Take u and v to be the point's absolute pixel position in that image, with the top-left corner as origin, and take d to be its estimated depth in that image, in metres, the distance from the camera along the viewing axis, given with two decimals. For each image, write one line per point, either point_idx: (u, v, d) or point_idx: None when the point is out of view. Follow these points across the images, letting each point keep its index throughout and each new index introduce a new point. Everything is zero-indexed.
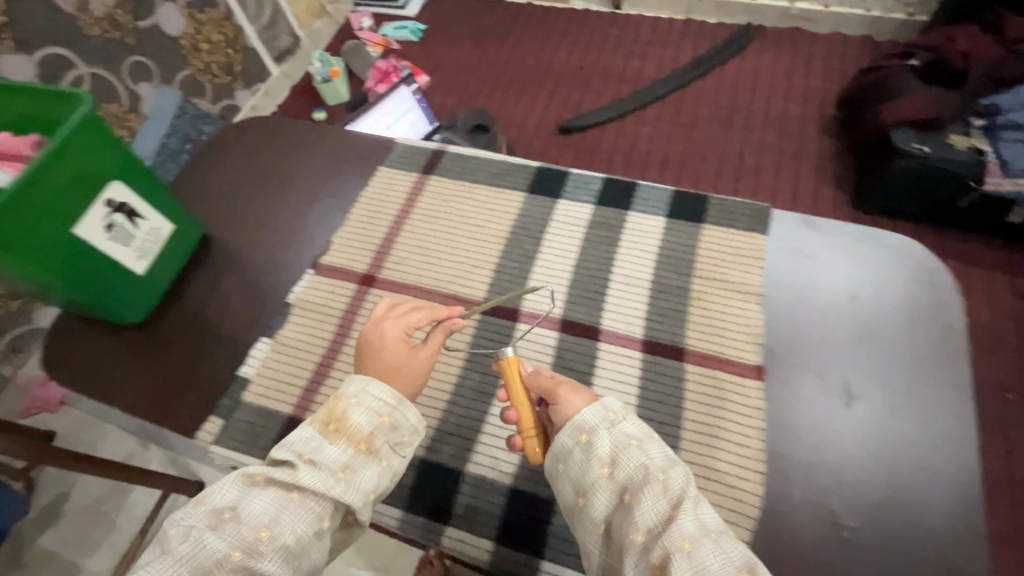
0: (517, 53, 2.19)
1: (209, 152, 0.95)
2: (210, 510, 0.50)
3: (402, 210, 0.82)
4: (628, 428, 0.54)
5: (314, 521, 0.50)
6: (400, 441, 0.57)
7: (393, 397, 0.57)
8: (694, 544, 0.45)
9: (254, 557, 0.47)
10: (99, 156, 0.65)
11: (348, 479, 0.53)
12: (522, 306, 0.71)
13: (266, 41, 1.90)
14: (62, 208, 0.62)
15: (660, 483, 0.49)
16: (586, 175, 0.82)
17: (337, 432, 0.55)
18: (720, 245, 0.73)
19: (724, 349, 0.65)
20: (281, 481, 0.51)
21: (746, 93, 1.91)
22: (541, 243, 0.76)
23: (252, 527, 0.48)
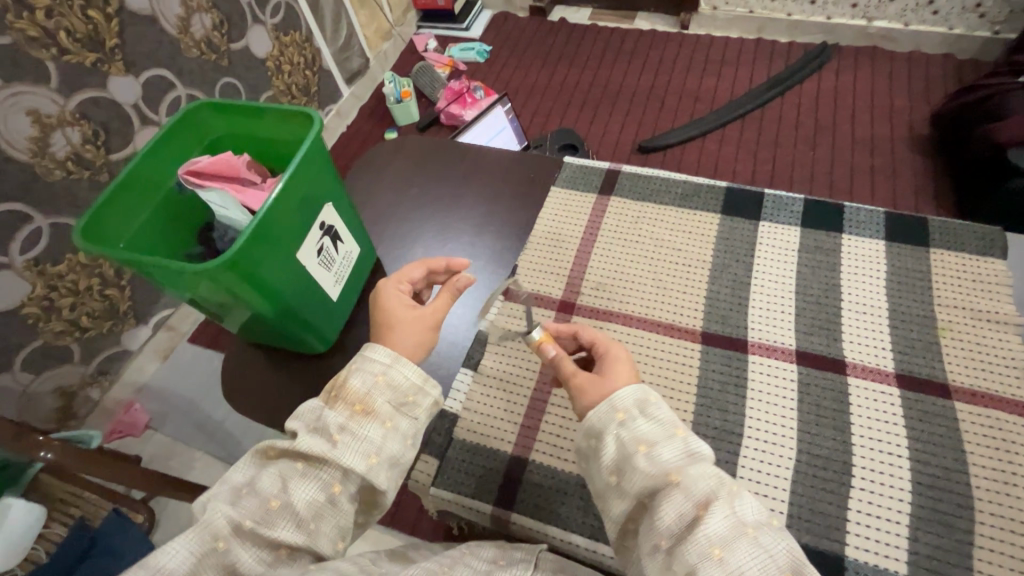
0: (587, 73, 1.96)
1: (365, 174, 0.92)
2: (229, 485, 0.50)
3: (589, 233, 0.78)
4: (640, 431, 0.49)
5: (322, 489, 0.50)
6: (406, 402, 0.54)
7: (390, 356, 0.55)
8: (725, 552, 0.43)
9: (268, 526, 0.48)
10: (319, 180, 0.63)
11: (345, 442, 0.50)
12: (750, 337, 0.66)
13: (340, 62, 1.86)
14: (290, 232, 0.60)
15: (681, 492, 0.46)
16: (785, 197, 0.78)
17: (338, 398, 0.52)
18: (954, 271, 0.68)
19: (994, 386, 0.60)
20: (287, 452, 0.51)
21: (847, 106, 1.66)
22: (752, 268, 0.72)
23: (262, 498, 0.48)
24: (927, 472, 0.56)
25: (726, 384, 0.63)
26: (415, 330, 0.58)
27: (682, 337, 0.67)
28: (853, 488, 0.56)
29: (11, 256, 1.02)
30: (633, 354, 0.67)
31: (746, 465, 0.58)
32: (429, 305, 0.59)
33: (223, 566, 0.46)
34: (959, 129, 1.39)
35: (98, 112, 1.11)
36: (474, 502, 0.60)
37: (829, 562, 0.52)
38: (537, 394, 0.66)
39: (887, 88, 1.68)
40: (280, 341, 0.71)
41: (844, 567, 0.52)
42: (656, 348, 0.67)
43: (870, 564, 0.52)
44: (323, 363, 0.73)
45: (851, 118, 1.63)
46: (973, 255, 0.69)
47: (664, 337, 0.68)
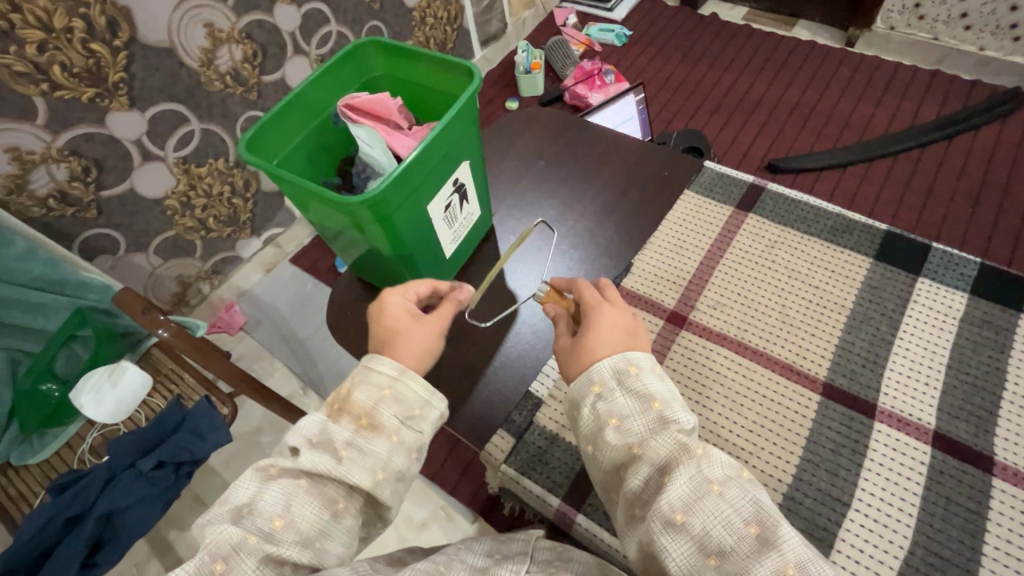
0: (728, 75, 1.83)
1: (493, 140, 0.92)
2: (227, 505, 0.44)
3: (716, 246, 0.73)
4: (614, 403, 0.49)
5: (328, 504, 0.45)
6: (411, 414, 0.51)
7: (396, 368, 0.52)
8: (687, 515, 0.42)
9: (272, 544, 0.42)
10: (465, 137, 0.63)
11: (352, 458, 0.46)
12: (880, 403, 0.59)
13: (480, 23, 1.86)
14: (428, 182, 0.60)
15: (642, 464, 0.46)
16: (955, 255, 0.68)
17: (342, 412, 0.49)
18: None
19: None
20: (287, 469, 0.46)
21: None
22: (899, 327, 0.63)
23: (265, 516, 0.43)
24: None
25: (841, 446, 0.57)
26: (418, 337, 0.55)
27: (800, 383, 0.61)
28: None
29: (166, 152, 1.13)
30: (740, 384, 0.62)
31: (847, 541, 0.52)
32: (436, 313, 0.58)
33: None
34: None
35: (261, 34, 1.18)
36: (544, 493, 0.60)
37: None
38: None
39: None
40: (387, 284, 0.74)
41: None
42: (768, 387, 0.61)
43: None
44: None
45: None
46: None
47: (779, 377, 0.62)
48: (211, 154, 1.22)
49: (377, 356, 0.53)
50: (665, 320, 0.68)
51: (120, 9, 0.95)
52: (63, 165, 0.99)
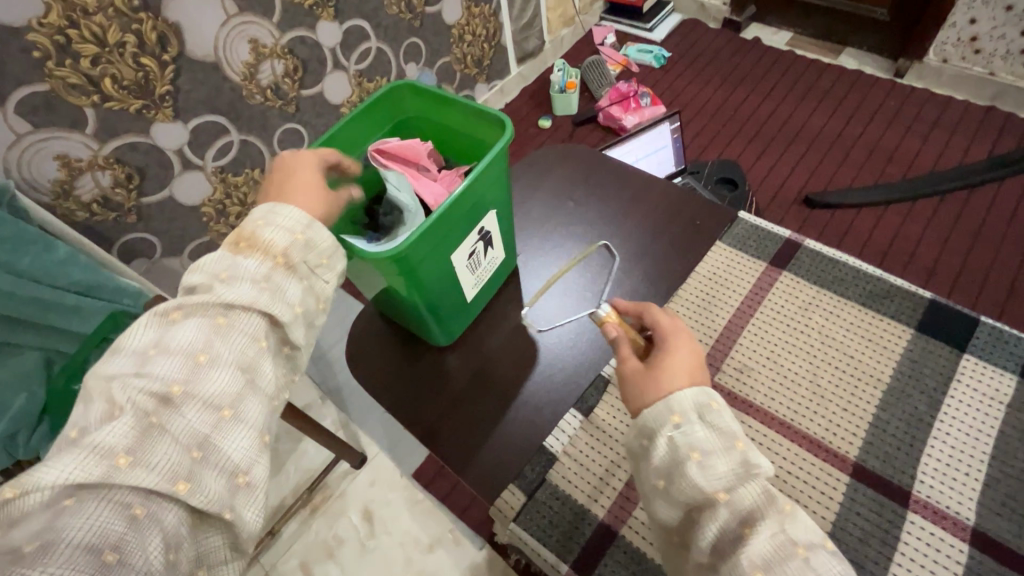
0: (768, 103, 1.79)
1: (524, 174, 0.91)
2: (124, 351, 0.43)
3: (746, 305, 0.70)
4: (695, 436, 0.47)
5: (251, 340, 0.46)
6: (318, 263, 0.52)
7: (302, 216, 0.51)
8: (768, 574, 0.41)
9: (199, 382, 0.43)
10: (495, 187, 0.62)
11: (270, 291, 0.48)
12: (916, 491, 0.56)
13: (518, 40, 1.86)
14: (454, 232, 0.60)
15: (725, 509, 0.44)
16: (1005, 331, 0.64)
17: (249, 248, 0.49)
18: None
19: None
20: (203, 309, 0.46)
21: None
22: (940, 408, 0.60)
23: (189, 351, 0.43)
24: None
25: (871, 537, 0.54)
26: (323, 189, 0.54)
27: (829, 461, 0.58)
28: None
29: (204, 161, 1.16)
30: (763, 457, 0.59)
31: None
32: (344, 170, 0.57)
33: (163, 444, 0.40)
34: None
35: (302, 50, 1.21)
36: (552, 557, 0.58)
37: None
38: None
39: None
40: (406, 323, 0.73)
41: None
42: (795, 463, 0.58)
43: None
44: (433, 353, 0.73)
45: None
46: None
47: (805, 453, 0.59)
48: (248, 165, 1.24)
49: (281, 204, 0.52)
50: None
51: (170, 24, 0.98)
52: (108, 172, 1.01)
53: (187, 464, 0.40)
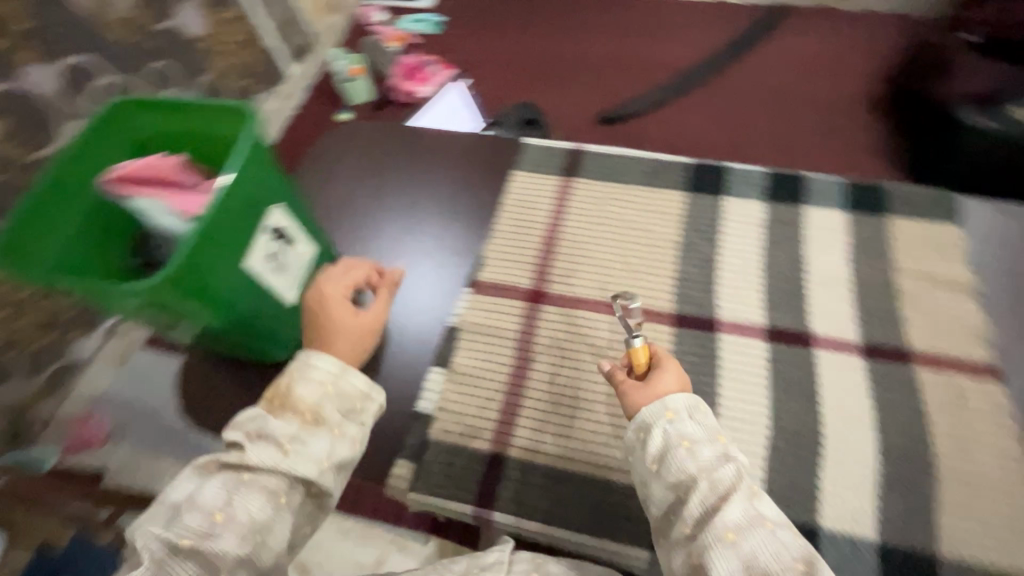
0: (541, 40, 1.89)
1: (317, 166, 0.88)
2: (166, 504, 0.48)
3: (554, 219, 0.76)
4: (685, 427, 0.50)
5: (269, 500, 0.48)
6: (352, 410, 0.55)
7: (336, 364, 0.55)
8: (739, 536, 0.44)
9: (208, 540, 0.45)
10: (265, 179, 0.58)
11: (297, 452, 0.50)
12: (720, 316, 0.67)
13: (283, 38, 1.75)
14: (235, 236, 0.55)
15: (704, 484, 0.47)
16: (748, 170, 0.77)
17: (282, 406, 0.52)
18: (916, 247, 0.69)
19: (946, 346, 0.62)
20: (230, 464, 0.48)
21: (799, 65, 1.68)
22: (719, 246, 0.71)
23: (208, 511, 0.46)
24: (894, 444, 0.57)
25: (699, 365, 0.63)
26: (355, 340, 0.58)
27: (653, 321, 0.67)
28: (824, 457, 0.58)
29: None
30: (604, 339, 0.66)
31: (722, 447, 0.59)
32: (373, 314, 0.60)
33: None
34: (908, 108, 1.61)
35: None
36: (457, 504, 0.60)
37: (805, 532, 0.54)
38: (515, 373, 0.66)
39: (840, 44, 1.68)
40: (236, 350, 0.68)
41: (818, 533, 0.54)
42: (628, 333, 0.66)
43: (844, 529, 0.54)
44: None
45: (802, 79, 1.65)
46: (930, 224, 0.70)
47: (633, 322, 0.67)
48: None
49: (316, 353, 0.56)
50: (525, 301, 0.70)
51: None
52: None
53: None
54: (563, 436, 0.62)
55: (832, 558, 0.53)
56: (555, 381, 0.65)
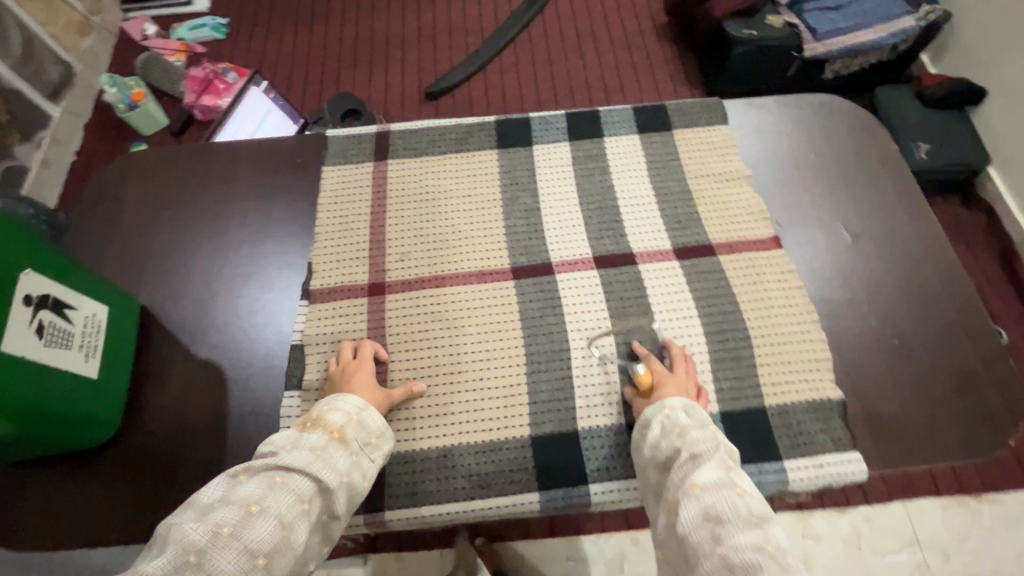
0: (348, 28, 1.85)
1: (93, 214, 0.76)
2: (194, 505, 0.45)
3: (375, 208, 0.74)
4: (680, 418, 0.55)
5: (296, 501, 0.47)
6: (369, 444, 0.55)
7: (359, 402, 0.57)
8: (701, 491, 0.48)
9: (243, 534, 0.44)
10: (0, 249, 0.49)
11: (324, 461, 0.51)
12: (554, 258, 0.70)
13: (30, 76, 1.47)
14: None
15: (683, 452, 0.52)
16: (548, 115, 0.80)
17: (313, 425, 0.54)
18: (700, 150, 0.77)
19: (739, 231, 0.71)
20: (265, 468, 0.49)
21: (585, 19, 1.91)
22: (538, 193, 0.74)
23: (241, 505, 0.45)
24: (715, 327, 0.65)
25: (545, 308, 0.67)
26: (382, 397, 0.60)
27: (494, 280, 0.69)
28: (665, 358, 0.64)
29: None
30: (452, 311, 0.67)
31: (579, 376, 0.63)
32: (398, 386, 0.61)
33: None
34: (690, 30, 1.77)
35: None
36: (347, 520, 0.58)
37: None
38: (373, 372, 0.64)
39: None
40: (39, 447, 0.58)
41: None
42: (475, 298, 0.68)
43: None
44: (109, 452, 0.61)
45: (590, 29, 1.89)
46: (706, 127, 0.78)
47: (476, 286, 0.68)
48: None
49: (342, 394, 0.58)
50: (368, 297, 0.68)
51: None
52: None
53: None
54: (434, 416, 0.62)
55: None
56: (415, 366, 0.64)
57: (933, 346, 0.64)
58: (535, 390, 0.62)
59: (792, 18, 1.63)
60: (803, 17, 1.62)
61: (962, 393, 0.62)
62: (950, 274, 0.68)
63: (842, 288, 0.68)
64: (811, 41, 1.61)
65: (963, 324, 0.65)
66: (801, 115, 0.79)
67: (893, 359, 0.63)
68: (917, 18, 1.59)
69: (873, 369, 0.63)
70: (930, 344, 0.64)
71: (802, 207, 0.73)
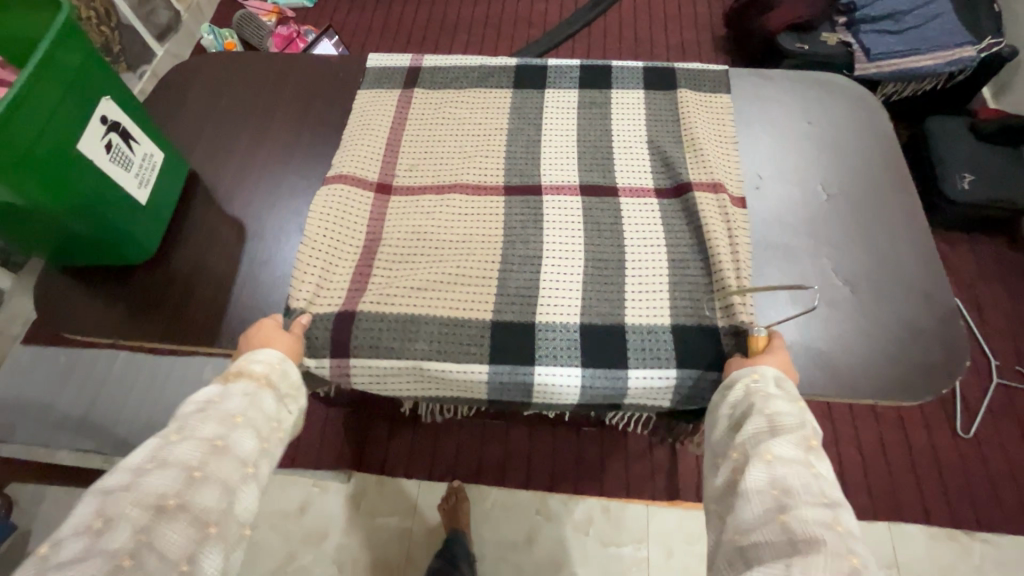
0: (422, 9, 2.00)
1: (167, 101, 0.90)
2: (129, 470, 0.47)
3: (395, 123, 0.83)
4: (769, 388, 0.56)
5: (240, 465, 0.50)
6: (289, 393, 0.59)
7: (276, 355, 0.60)
8: (775, 456, 0.49)
9: (188, 499, 0.46)
10: (89, 71, 0.62)
11: (252, 414, 0.54)
12: (545, 181, 0.77)
13: (144, 15, 1.68)
14: (62, 117, 0.59)
15: (760, 416, 0.53)
16: (564, 65, 0.87)
17: (236, 377, 0.57)
18: (699, 104, 0.82)
19: (721, 178, 0.74)
20: (196, 432, 0.50)
21: (645, 23, 1.98)
22: (541, 129, 0.82)
23: (185, 468, 0.48)
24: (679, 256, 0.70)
25: (527, 222, 0.74)
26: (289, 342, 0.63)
27: (487, 194, 0.77)
28: (625, 275, 0.70)
29: None
30: (445, 212, 0.75)
31: (546, 275, 0.70)
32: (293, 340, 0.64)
33: (157, 553, 0.44)
34: (744, 40, 1.80)
35: None
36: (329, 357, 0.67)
37: (615, 332, 0.66)
38: (367, 250, 0.73)
39: (676, 7, 2.02)
40: (89, 257, 0.71)
41: (625, 330, 0.66)
42: (466, 205, 0.76)
43: (641, 323, 0.67)
44: (144, 279, 0.73)
45: (647, 34, 1.96)
46: (710, 88, 0.83)
47: (471, 197, 0.77)
48: None
49: (256, 349, 0.61)
50: (374, 192, 0.77)
51: None
52: None
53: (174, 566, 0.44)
54: (411, 291, 0.70)
55: (631, 345, 0.65)
56: (404, 251, 0.73)
57: (887, 296, 0.67)
58: (503, 283, 0.70)
59: (847, 36, 1.66)
60: (859, 37, 1.64)
61: (903, 345, 0.65)
62: (919, 245, 0.71)
63: (810, 242, 0.71)
64: (864, 61, 1.63)
65: (920, 289, 0.68)
66: (804, 93, 0.84)
67: (846, 305, 0.67)
68: (979, 49, 1.57)
69: (825, 309, 0.67)
70: (884, 294, 0.68)
71: (786, 170, 0.77)
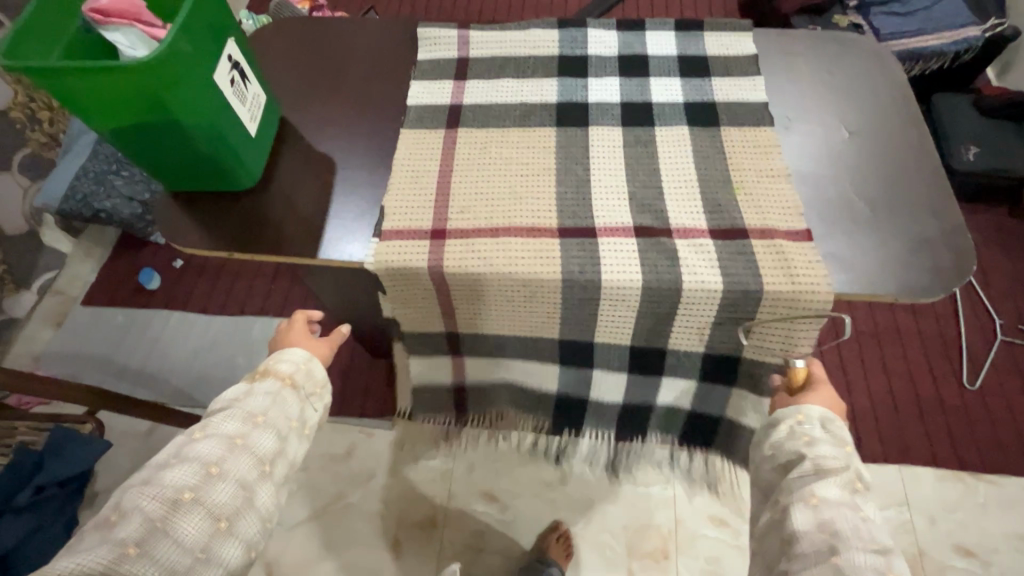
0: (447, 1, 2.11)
1: None
2: (165, 456, 0.61)
3: (456, 73, 0.94)
4: (813, 431, 0.68)
5: (254, 462, 0.63)
6: (314, 393, 0.72)
7: (304, 355, 0.72)
8: (821, 502, 0.61)
9: (205, 490, 0.59)
10: (219, 14, 0.74)
11: (266, 421, 0.65)
12: (591, 126, 0.88)
13: None
14: (201, 49, 0.70)
15: (808, 463, 0.65)
16: (602, 27, 0.98)
17: (263, 377, 0.69)
18: (741, 139, 0.84)
19: (771, 221, 0.76)
20: (221, 433, 0.63)
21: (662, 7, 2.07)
22: (586, 83, 0.92)
23: (203, 463, 0.60)
24: (734, 291, 0.74)
25: (584, 261, 0.76)
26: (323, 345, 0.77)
27: (543, 236, 0.78)
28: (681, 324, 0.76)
29: None
30: (503, 253, 0.77)
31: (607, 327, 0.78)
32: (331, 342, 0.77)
33: (169, 539, 0.56)
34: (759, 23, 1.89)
35: None
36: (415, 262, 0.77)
37: None
38: None
39: None
40: (206, 180, 0.82)
41: None
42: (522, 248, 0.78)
43: None
44: (244, 205, 0.83)
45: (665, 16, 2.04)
46: (749, 102, 0.87)
47: (530, 238, 0.78)
48: None
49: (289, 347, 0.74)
50: (430, 238, 0.79)
51: None
52: None
53: (207, 535, 0.58)
54: None
55: None
56: None
57: (901, 211, 0.78)
58: None
59: (858, 18, 1.76)
60: (869, 18, 1.75)
61: (917, 252, 0.74)
62: (940, 193, 0.79)
63: (859, 234, 0.76)
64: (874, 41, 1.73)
65: (935, 206, 0.78)
66: (840, 105, 0.88)
67: (873, 237, 0.75)
68: (983, 29, 1.66)
69: (857, 247, 0.75)
70: (898, 211, 0.78)
71: (834, 200, 0.79)
